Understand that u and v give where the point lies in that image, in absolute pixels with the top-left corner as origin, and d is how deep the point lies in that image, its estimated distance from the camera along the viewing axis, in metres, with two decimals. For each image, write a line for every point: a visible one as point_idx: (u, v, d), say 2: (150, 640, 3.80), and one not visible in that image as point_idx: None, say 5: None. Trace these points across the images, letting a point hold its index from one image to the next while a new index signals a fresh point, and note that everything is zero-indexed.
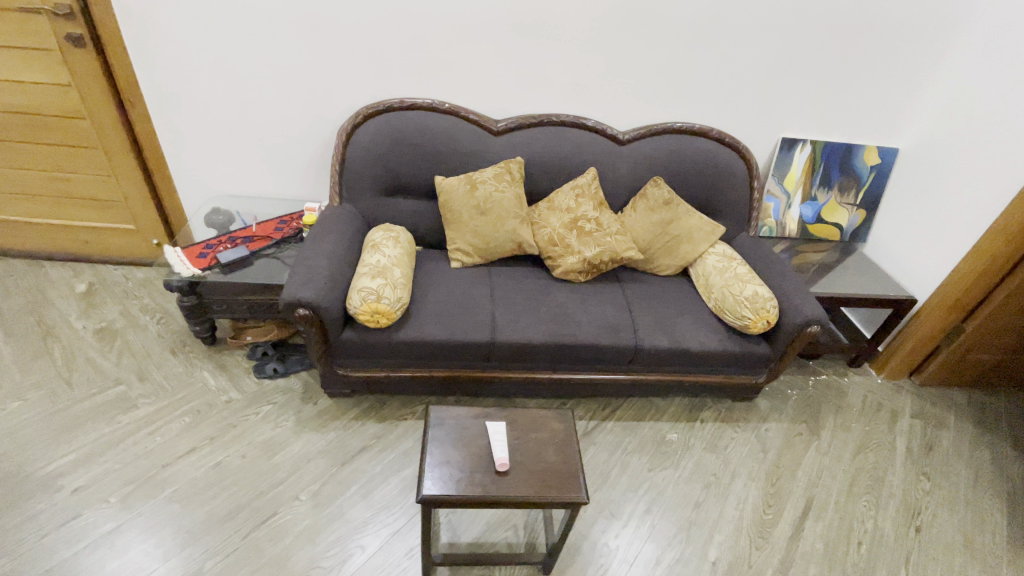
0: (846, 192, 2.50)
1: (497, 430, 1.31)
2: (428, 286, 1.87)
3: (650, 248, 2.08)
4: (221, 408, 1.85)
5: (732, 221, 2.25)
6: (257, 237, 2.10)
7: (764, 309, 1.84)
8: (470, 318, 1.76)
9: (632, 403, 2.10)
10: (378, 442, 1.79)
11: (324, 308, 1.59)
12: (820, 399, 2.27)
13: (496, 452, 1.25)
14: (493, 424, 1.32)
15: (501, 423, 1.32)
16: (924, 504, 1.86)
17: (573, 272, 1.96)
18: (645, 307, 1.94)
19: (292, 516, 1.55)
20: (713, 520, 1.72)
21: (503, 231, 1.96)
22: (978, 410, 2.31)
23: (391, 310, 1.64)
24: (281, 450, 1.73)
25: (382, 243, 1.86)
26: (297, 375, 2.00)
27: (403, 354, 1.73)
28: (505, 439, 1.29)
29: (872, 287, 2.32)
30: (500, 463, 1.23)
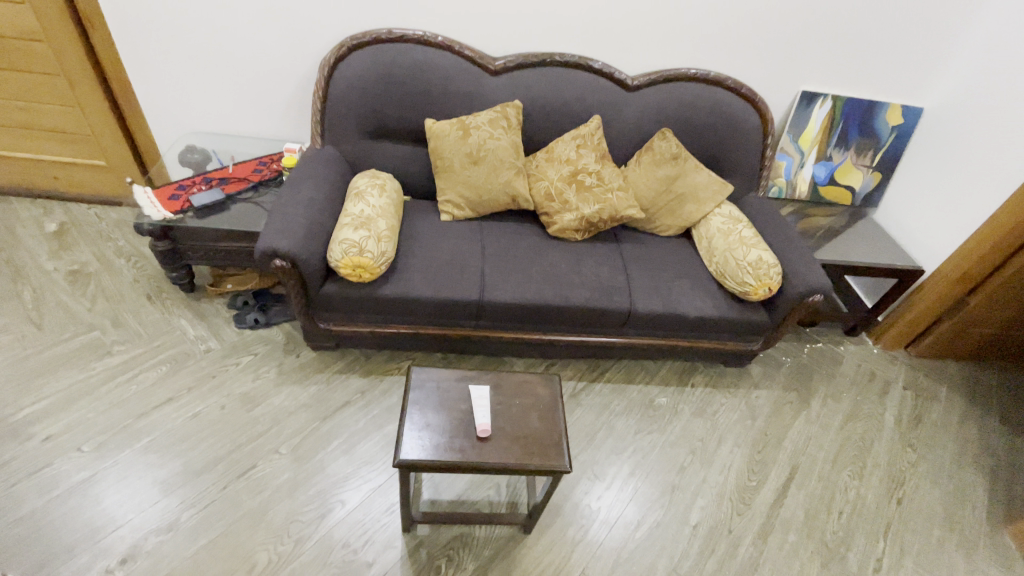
0: (863, 154, 2.36)
1: (480, 394, 1.26)
2: (415, 239, 1.77)
3: (652, 206, 1.96)
4: (199, 358, 1.79)
5: (742, 180, 2.12)
6: (234, 179, 1.98)
7: (767, 276, 1.76)
8: (458, 275, 1.68)
9: (623, 365, 2.06)
10: (361, 397, 1.74)
11: (301, 260, 1.50)
12: (814, 367, 2.24)
13: (478, 418, 1.20)
14: (476, 389, 1.26)
15: (484, 388, 1.26)
16: (907, 476, 1.87)
17: (569, 230, 1.85)
18: (641, 269, 1.85)
19: (271, 470, 1.53)
20: (696, 485, 1.72)
21: (497, 182, 1.83)
22: (971, 383, 2.29)
23: (375, 264, 1.55)
24: (261, 402, 1.69)
25: (367, 191, 1.74)
26: (279, 326, 1.93)
27: (386, 310, 1.65)
28: (488, 405, 1.24)
29: (879, 256, 2.23)
30: (482, 428, 1.18)
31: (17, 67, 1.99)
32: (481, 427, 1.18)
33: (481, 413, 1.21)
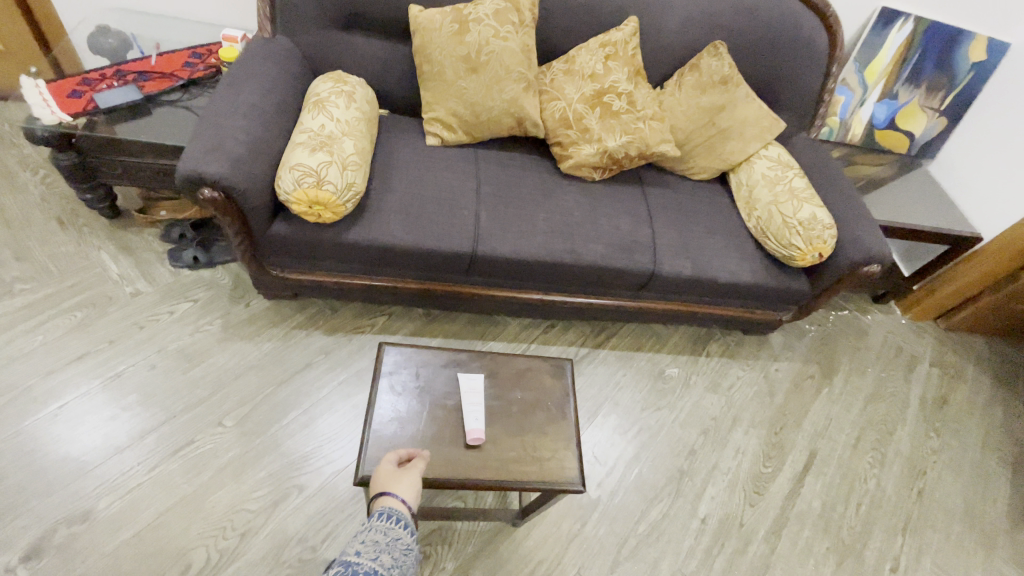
0: (933, 94, 1.97)
1: (470, 387, 1.00)
2: (392, 167, 1.40)
3: (688, 142, 1.59)
4: (124, 303, 1.46)
5: (794, 117, 1.74)
6: (157, 74, 1.53)
7: (819, 240, 1.45)
8: (447, 220, 1.34)
9: (631, 329, 1.80)
10: (324, 359, 1.46)
11: (238, 190, 1.13)
12: (839, 337, 2.01)
13: (468, 420, 0.95)
14: (467, 379, 1.01)
15: (476, 379, 1.00)
16: (930, 465, 1.71)
17: (586, 167, 1.49)
18: (669, 222, 1.53)
19: (212, 447, 1.26)
20: (707, 471, 1.53)
21: (501, 99, 1.43)
22: (999, 361, 2.11)
23: (337, 200, 1.19)
24: (202, 360, 1.39)
25: (331, 99, 1.33)
26: (224, 267, 1.58)
27: (355, 258, 1.32)
28: (479, 401, 0.98)
29: (934, 217, 1.94)
30: (475, 433, 0.94)
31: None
32: (473, 430, 0.95)
33: (471, 415, 0.96)
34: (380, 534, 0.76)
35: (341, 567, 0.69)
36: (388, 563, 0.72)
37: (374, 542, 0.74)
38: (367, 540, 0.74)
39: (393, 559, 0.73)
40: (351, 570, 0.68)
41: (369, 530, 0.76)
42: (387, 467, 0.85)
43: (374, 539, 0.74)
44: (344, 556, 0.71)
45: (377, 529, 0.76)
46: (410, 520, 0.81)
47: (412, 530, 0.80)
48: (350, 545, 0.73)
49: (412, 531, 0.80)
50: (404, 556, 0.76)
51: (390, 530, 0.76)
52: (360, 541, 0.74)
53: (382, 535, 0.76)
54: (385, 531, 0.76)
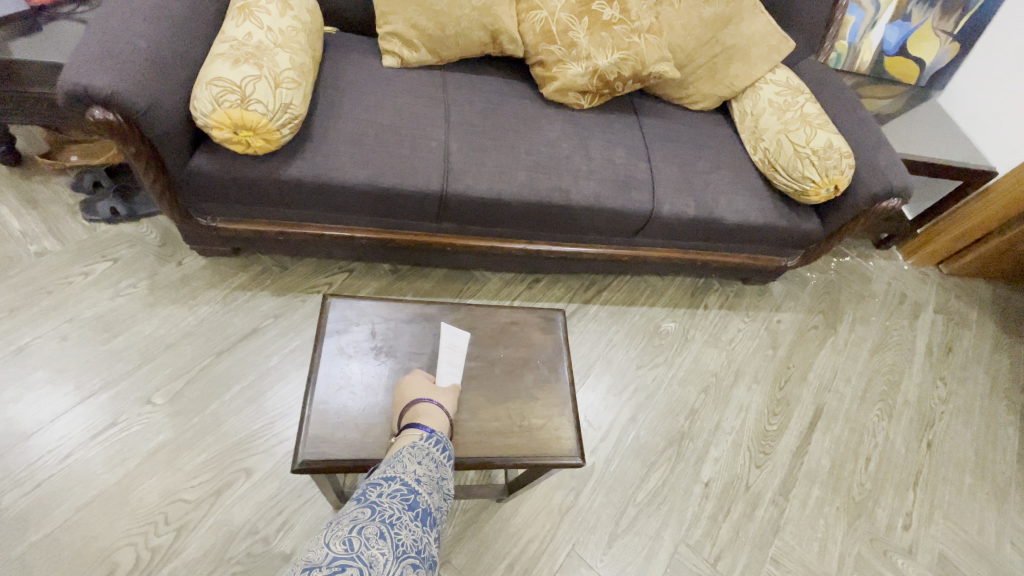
0: (948, 15, 1.79)
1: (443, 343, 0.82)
2: (342, 91, 1.16)
3: (687, 64, 1.39)
4: (27, 265, 1.22)
5: (803, 38, 1.55)
6: None
7: (836, 171, 1.28)
8: (410, 153, 1.12)
9: (624, 282, 1.64)
10: (275, 323, 1.25)
11: (138, 110, 0.89)
12: (841, 285, 1.88)
13: (442, 378, 0.78)
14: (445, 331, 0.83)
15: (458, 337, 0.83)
16: (938, 415, 1.62)
17: (574, 91, 1.28)
18: (668, 155, 1.34)
19: (141, 429, 1.06)
20: (709, 432, 1.40)
21: (470, 8, 1.20)
22: (1002, 306, 2.02)
23: (270, 123, 0.96)
24: (125, 329, 1.17)
25: (260, 3, 1.08)
26: (151, 220, 1.34)
27: (301, 201, 1.11)
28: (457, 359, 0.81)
29: (949, 152, 1.79)
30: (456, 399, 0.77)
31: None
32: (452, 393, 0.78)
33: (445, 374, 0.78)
34: (436, 467, 0.65)
35: (398, 489, 0.59)
36: (437, 505, 0.62)
37: (429, 475, 0.63)
38: (425, 468, 0.64)
39: (441, 502, 0.63)
40: (410, 500, 0.59)
41: (425, 454, 0.65)
42: (423, 380, 0.76)
43: (429, 471, 0.64)
44: (403, 476, 0.61)
45: (435, 457, 0.66)
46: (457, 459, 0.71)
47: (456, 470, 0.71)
48: (406, 465, 0.63)
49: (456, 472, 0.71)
50: (447, 502, 0.66)
51: (441, 466, 0.66)
52: (417, 466, 0.63)
53: (438, 470, 0.65)
54: (439, 464, 0.66)
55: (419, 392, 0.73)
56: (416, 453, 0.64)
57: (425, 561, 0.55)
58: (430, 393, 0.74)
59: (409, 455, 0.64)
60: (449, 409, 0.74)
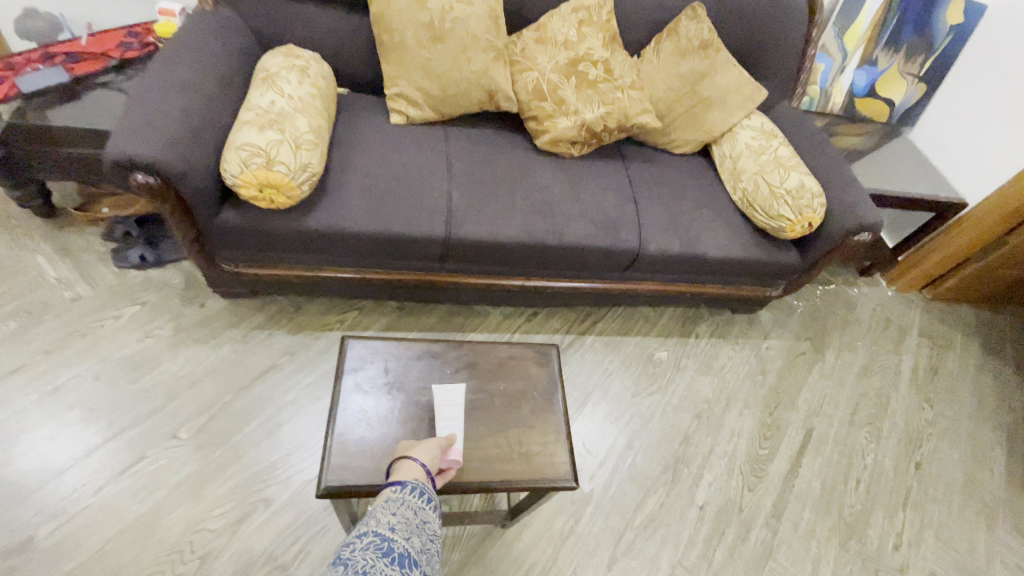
0: (912, 59, 1.93)
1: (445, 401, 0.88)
2: (354, 147, 1.28)
3: (668, 114, 1.52)
4: (63, 310, 1.32)
5: (776, 85, 1.68)
6: (87, 54, 1.37)
7: (809, 210, 1.39)
8: (416, 202, 1.23)
9: (618, 313, 1.72)
10: (290, 360, 1.34)
11: (175, 174, 1.01)
12: (828, 312, 1.97)
13: (440, 431, 0.85)
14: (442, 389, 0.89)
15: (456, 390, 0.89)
16: (926, 436, 1.68)
17: (564, 142, 1.40)
18: (653, 197, 1.45)
19: (166, 463, 1.14)
20: (703, 456, 1.47)
21: (469, 71, 1.33)
22: (986, 329, 2.09)
23: (290, 182, 1.07)
24: (152, 369, 1.26)
25: (280, 74, 1.21)
26: (176, 266, 1.45)
27: (317, 247, 1.21)
28: (456, 411, 0.87)
29: (920, 185, 1.91)
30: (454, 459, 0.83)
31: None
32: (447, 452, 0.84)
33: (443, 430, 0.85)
34: (413, 513, 0.72)
35: (374, 539, 0.67)
36: (417, 547, 0.70)
37: (406, 521, 0.71)
38: (400, 517, 0.71)
39: (420, 544, 0.70)
40: (385, 548, 0.66)
41: (401, 504, 0.72)
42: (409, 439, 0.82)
43: (405, 518, 0.71)
44: (377, 527, 0.68)
45: (412, 504, 0.73)
46: (439, 501, 0.78)
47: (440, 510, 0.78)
48: (382, 516, 0.70)
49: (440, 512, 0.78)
50: (432, 542, 0.73)
51: (418, 511, 0.73)
52: (393, 515, 0.71)
53: (415, 515, 0.72)
54: (416, 510, 0.73)
55: (404, 449, 0.80)
56: (391, 504, 0.72)
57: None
58: (412, 451, 0.79)
59: (384, 506, 0.72)
60: (425, 459, 0.78)
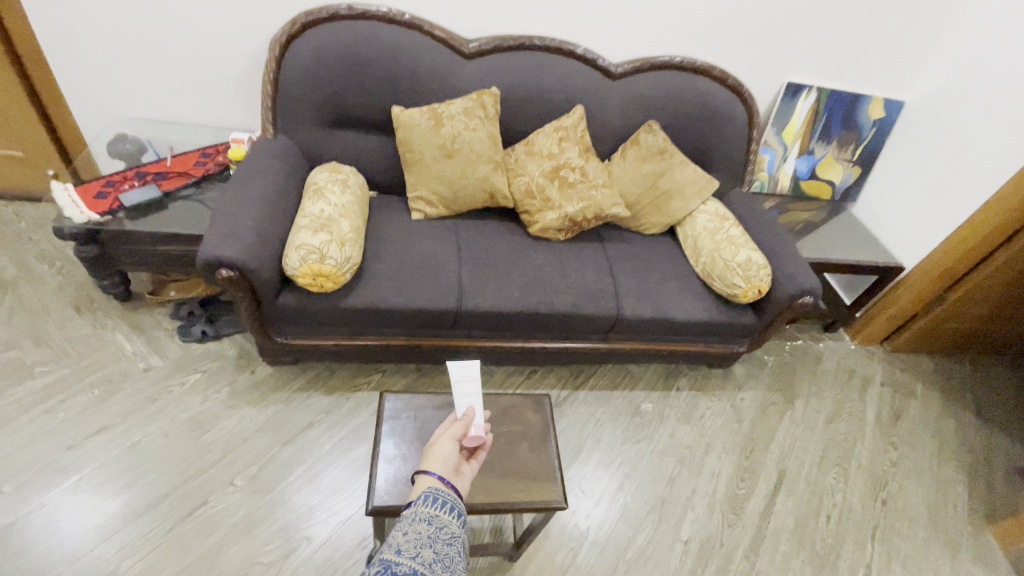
0: (844, 148, 2.30)
1: (463, 375, 1.07)
2: (383, 240, 1.61)
3: (637, 204, 1.85)
4: (138, 378, 1.58)
5: (726, 176, 2.03)
6: (172, 173, 1.72)
7: (756, 278, 1.68)
8: (433, 282, 1.53)
9: (607, 371, 1.97)
10: (326, 417, 1.59)
11: (250, 269, 1.31)
12: (796, 365, 2.20)
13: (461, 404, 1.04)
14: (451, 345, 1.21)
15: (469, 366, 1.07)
16: (891, 476, 1.86)
17: (551, 230, 1.73)
18: (628, 271, 1.75)
19: (224, 506, 1.35)
20: (686, 496, 1.66)
21: (473, 178, 1.68)
22: (944, 377, 2.31)
23: (337, 272, 1.38)
24: (212, 427, 1.50)
25: (328, 187, 1.56)
26: (230, 339, 1.73)
27: (353, 321, 1.49)
28: (473, 385, 1.06)
29: (862, 252, 2.21)
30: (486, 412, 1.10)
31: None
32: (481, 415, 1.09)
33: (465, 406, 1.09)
34: (422, 527, 0.74)
35: (380, 565, 0.64)
36: (430, 560, 0.68)
37: (417, 537, 0.71)
38: (409, 536, 0.71)
39: (436, 555, 0.70)
40: (392, 568, 0.64)
41: (410, 526, 0.74)
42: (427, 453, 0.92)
43: (416, 534, 0.72)
44: (384, 553, 0.67)
45: (421, 518, 0.76)
46: (456, 505, 0.81)
47: (461, 517, 0.80)
48: (392, 540, 0.70)
49: (458, 518, 0.79)
50: (451, 552, 0.72)
51: (426, 529, 0.74)
52: (403, 533, 0.72)
53: (425, 529, 0.74)
54: (428, 522, 0.76)
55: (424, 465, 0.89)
56: (403, 525, 0.74)
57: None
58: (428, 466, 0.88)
59: (394, 528, 0.73)
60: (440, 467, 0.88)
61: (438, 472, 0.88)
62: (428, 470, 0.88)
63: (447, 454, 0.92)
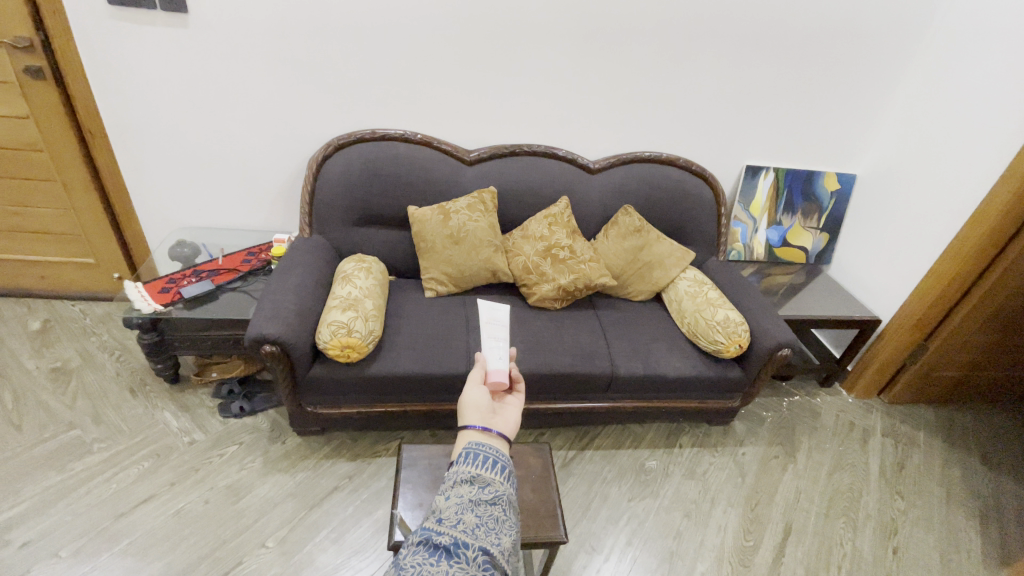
0: (809, 218, 2.57)
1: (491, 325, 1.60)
2: (401, 317, 1.85)
3: (622, 274, 2.11)
4: (183, 451, 1.76)
5: (702, 247, 2.29)
6: (224, 270, 2.03)
7: (736, 333, 1.86)
8: (445, 350, 1.74)
9: (611, 431, 2.09)
10: (349, 482, 1.72)
11: (290, 344, 1.54)
12: (795, 419, 2.28)
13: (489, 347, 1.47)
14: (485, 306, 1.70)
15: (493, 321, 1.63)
16: (900, 524, 1.88)
17: (547, 299, 1.98)
18: (620, 334, 1.95)
19: (257, 566, 1.47)
20: (694, 549, 1.71)
21: (477, 260, 1.96)
22: (945, 426, 2.36)
23: (363, 343, 1.60)
24: (247, 493, 1.65)
25: (355, 274, 1.83)
26: (264, 413, 1.92)
27: (375, 389, 1.69)
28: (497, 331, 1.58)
29: (841, 308, 2.37)
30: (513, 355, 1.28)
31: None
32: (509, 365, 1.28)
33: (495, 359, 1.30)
34: (464, 491, 0.76)
35: (423, 537, 0.68)
36: (472, 525, 0.71)
37: (458, 502, 0.74)
38: (452, 501, 0.74)
39: (478, 518, 0.72)
40: (432, 543, 0.67)
41: (453, 491, 0.77)
42: (465, 407, 1.00)
43: (458, 498, 0.75)
44: (428, 523, 0.70)
45: (462, 481, 0.78)
46: (499, 462, 0.82)
47: (504, 473, 0.82)
48: (436, 509, 0.73)
49: (501, 474, 0.81)
50: (493, 514, 0.74)
51: (468, 494, 0.76)
52: (446, 498, 0.75)
53: (466, 493, 0.76)
54: (470, 483, 0.78)
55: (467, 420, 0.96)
56: (446, 487, 0.78)
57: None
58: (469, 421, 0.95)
59: (437, 494, 0.76)
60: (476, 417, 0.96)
61: (477, 422, 0.95)
62: (468, 424, 0.95)
63: (480, 404, 1.00)
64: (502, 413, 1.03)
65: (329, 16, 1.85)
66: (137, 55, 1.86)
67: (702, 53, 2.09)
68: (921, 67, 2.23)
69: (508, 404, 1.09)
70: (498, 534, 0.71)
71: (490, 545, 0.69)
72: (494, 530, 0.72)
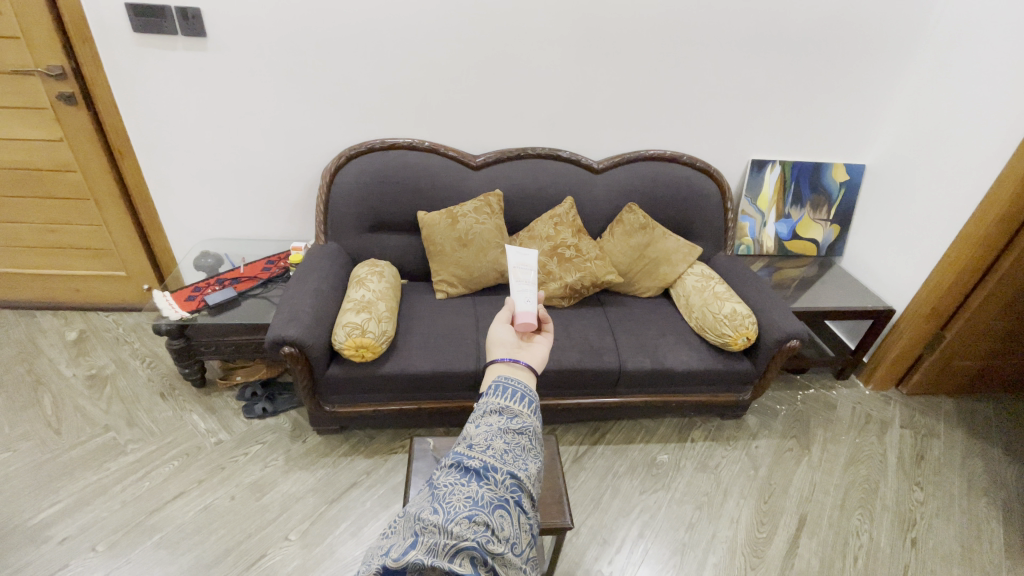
0: (819, 210, 2.56)
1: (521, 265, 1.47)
2: (413, 318, 1.91)
3: (629, 271, 2.14)
4: (210, 450, 1.84)
5: (708, 242, 2.31)
6: (245, 278, 2.13)
7: (743, 326, 1.87)
8: (455, 349, 1.79)
9: (622, 426, 2.11)
10: (367, 478, 1.79)
11: (307, 346, 1.61)
12: (810, 412, 2.26)
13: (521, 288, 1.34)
14: (511, 249, 1.53)
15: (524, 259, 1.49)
16: (919, 515, 1.86)
17: (555, 297, 2.04)
18: (627, 330, 1.98)
19: (281, 557, 1.54)
20: (706, 541, 1.72)
21: (486, 261, 2.02)
22: (967, 417, 2.31)
23: (376, 343, 1.66)
24: (270, 489, 1.72)
25: (368, 278, 1.91)
26: (286, 413, 2.01)
27: (388, 387, 1.75)
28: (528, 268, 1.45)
29: (854, 299, 2.36)
30: (542, 294, 1.23)
31: (5, 97, 1.96)
32: (537, 302, 1.23)
33: (522, 297, 1.24)
34: (492, 420, 0.73)
35: (452, 460, 0.66)
36: (501, 451, 0.68)
37: (488, 430, 0.71)
38: (481, 430, 0.71)
39: (507, 445, 0.70)
40: (462, 467, 0.65)
41: (483, 420, 0.73)
42: (494, 340, 0.99)
43: (488, 427, 0.72)
44: (458, 449, 0.68)
45: (491, 411, 0.75)
46: (527, 395, 0.78)
47: (532, 406, 0.77)
48: (466, 434, 0.71)
49: (529, 407, 0.77)
50: (522, 443, 0.71)
51: (497, 423, 0.73)
52: (476, 427, 0.72)
53: (495, 422, 0.73)
54: (499, 414, 0.75)
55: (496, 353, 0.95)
56: (475, 417, 0.74)
57: (486, 508, 0.60)
58: (498, 353, 0.94)
59: (466, 421, 0.73)
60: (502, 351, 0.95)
61: (505, 356, 0.93)
62: (495, 358, 0.93)
63: (506, 340, 0.98)
64: (530, 348, 0.99)
65: (338, 33, 1.94)
66: (159, 77, 1.98)
67: (703, 50, 2.12)
68: (926, 54, 2.22)
69: (537, 340, 1.05)
70: (525, 460, 0.69)
71: (518, 470, 0.67)
72: (522, 457, 0.70)
